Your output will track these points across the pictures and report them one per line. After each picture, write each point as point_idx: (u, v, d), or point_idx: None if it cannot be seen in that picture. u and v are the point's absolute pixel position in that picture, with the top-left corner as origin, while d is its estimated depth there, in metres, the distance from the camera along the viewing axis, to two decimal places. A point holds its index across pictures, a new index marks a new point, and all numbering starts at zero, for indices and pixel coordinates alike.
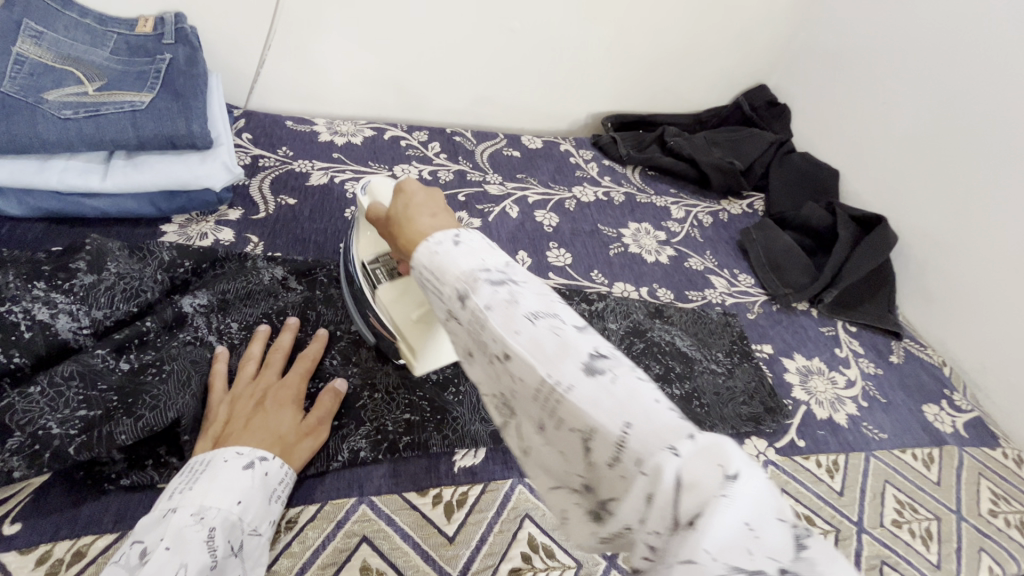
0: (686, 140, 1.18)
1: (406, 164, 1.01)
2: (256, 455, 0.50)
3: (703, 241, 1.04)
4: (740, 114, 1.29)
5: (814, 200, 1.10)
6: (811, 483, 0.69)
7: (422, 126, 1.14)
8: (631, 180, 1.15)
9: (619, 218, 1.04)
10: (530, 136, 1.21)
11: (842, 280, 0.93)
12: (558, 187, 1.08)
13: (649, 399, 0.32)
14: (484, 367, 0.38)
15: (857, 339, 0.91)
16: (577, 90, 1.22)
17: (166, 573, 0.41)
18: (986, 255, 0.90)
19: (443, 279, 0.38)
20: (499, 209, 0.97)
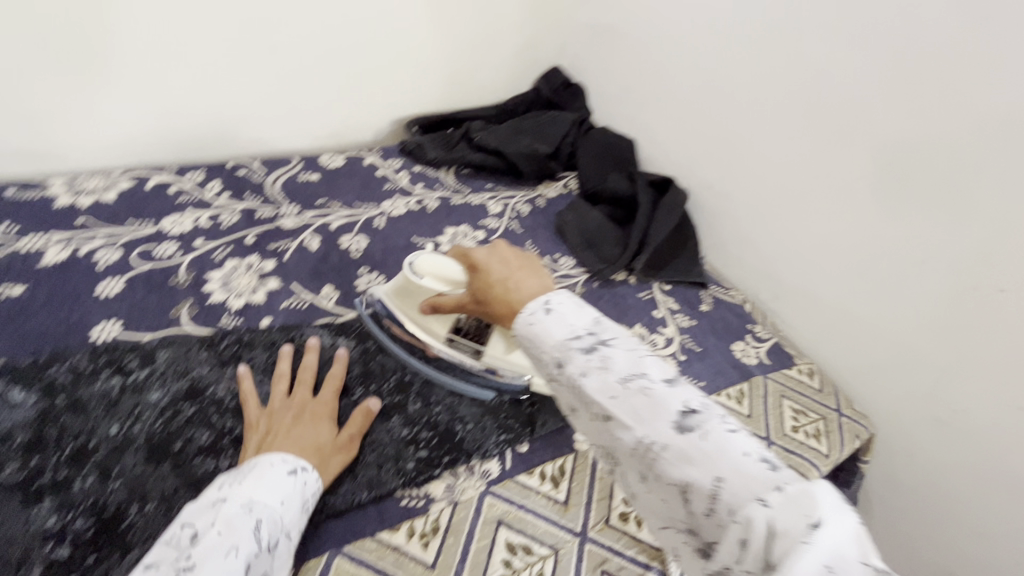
0: (491, 132, 1.17)
1: (178, 214, 0.88)
2: (298, 465, 0.54)
3: (523, 232, 1.05)
4: (541, 99, 1.31)
5: (618, 170, 1.15)
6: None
7: (197, 165, 1.01)
8: (445, 182, 1.13)
9: (434, 226, 1.01)
10: (330, 155, 1.13)
11: (649, 245, 0.98)
12: (365, 205, 1.02)
13: (739, 452, 0.42)
14: (586, 423, 0.50)
15: (671, 297, 0.98)
16: (370, 98, 1.16)
17: (219, 550, 0.43)
18: (759, 197, 1.00)
19: (540, 344, 0.51)
20: (297, 244, 0.89)
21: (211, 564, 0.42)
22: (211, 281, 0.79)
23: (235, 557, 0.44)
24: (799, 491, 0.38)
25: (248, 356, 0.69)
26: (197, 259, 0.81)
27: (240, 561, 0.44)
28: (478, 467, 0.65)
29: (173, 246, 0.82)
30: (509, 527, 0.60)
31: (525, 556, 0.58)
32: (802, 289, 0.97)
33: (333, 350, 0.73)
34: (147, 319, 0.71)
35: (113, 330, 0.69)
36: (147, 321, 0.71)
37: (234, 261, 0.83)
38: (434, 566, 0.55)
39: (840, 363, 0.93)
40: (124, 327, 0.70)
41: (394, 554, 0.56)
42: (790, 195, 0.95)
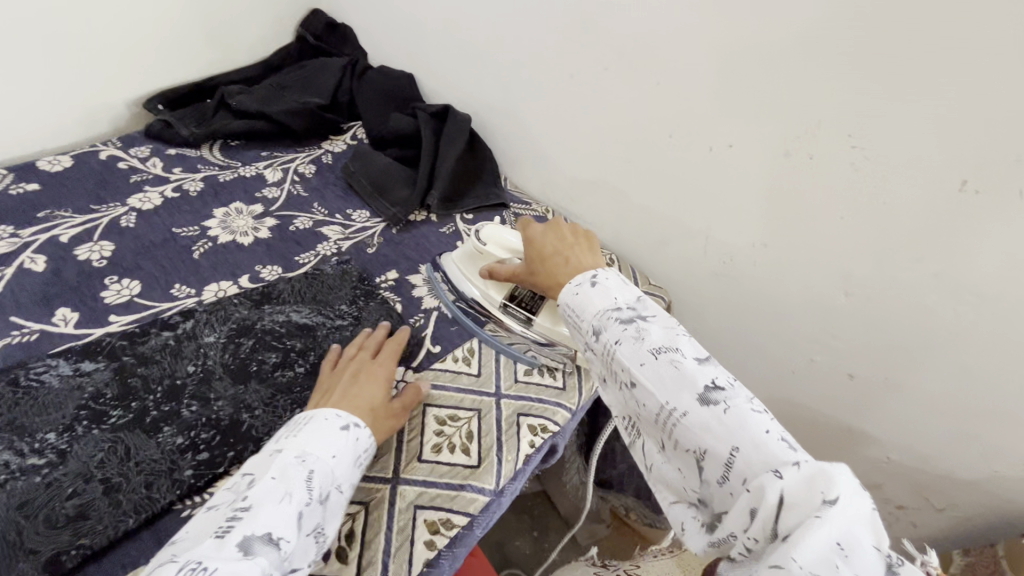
0: (250, 95, 1.05)
1: None
2: (351, 421, 0.58)
3: (309, 195, 0.97)
4: (307, 46, 1.19)
5: (399, 108, 1.09)
6: (450, 381, 0.72)
7: None
8: (210, 160, 1.00)
9: (199, 211, 0.90)
10: (51, 157, 0.95)
11: (438, 178, 0.95)
12: (106, 206, 0.87)
13: (761, 430, 0.44)
14: (614, 392, 0.54)
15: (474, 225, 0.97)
16: (81, 80, 0.97)
17: (276, 496, 0.48)
18: (532, 107, 0.98)
19: (583, 313, 0.56)
20: (14, 271, 0.75)
21: (265, 507, 0.47)
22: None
23: (288, 502, 0.48)
24: (813, 470, 0.39)
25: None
26: None
27: (292, 504, 0.48)
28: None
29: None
30: None
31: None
32: (590, 188, 0.98)
33: (76, 379, 0.63)
34: None
35: None
36: None
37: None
38: None
39: (633, 247, 0.98)
40: None
41: None
42: (557, 98, 0.93)
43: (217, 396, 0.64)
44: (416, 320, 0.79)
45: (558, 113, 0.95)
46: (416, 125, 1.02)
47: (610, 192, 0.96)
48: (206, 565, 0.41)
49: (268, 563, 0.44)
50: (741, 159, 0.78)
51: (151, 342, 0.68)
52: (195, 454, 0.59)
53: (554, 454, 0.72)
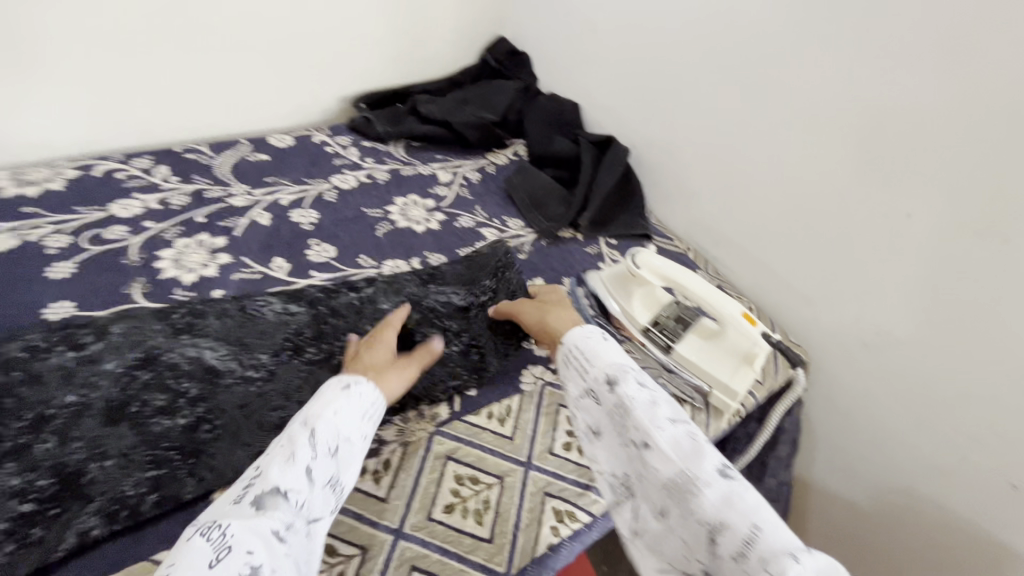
0: (437, 104, 1.19)
1: (127, 199, 0.91)
2: (356, 382, 0.59)
3: (473, 198, 1.08)
4: (486, 68, 1.32)
5: (561, 133, 1.17)
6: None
7: (143, 153, 1.02)
8: (396, 155, 1.15)
9: (384, 197, 1.04)
10: (278, 135, 1.14)
11: (592, 202, 1.02)
12: (315, 181, 1.04)
13: (773, 514, 0.48)
14: (614, 447, 0.58)
15: (617, 250, 1.02)
16: (314, 77, 1.17)
17: (280, 458, 0.51)
18: (691, 150, 1.02)
19: (593, 362, 0.61)
20: (247, 221, 0.91)
21: (273, 470, 0.50)
22: (162, 259, 0.82)
23: (295, 462, 0.50)
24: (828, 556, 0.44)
25: (201, 325, 0.72)
26: (149, 240, 0.85)
27: (297, 463, 0.50)
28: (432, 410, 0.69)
29: (122, 229, 0.85)
30: (458, 462, 0.65)
31: (472, 485, 0.63)
32: (738, 234, 0.99)
33: (285, 315, 0.76)
34: (100, 297, 0.74)
35: (68, 308, 0.72)
36: (100, 298, 0.74)
37: (184, 240, 0.86)
38: (385, 497, 0.60)
39: (773, 299, 0.97)
40: (78, 305, 0.73)
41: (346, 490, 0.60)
42: (719, 145, 0.97)
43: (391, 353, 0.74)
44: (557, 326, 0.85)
45: (718, 159, 0.98)
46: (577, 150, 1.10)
47: (757, 242, 0.96)
48: (220, 523, 0.46)
49: (281, 513, 0.47)
50: (924, 228, 0.75)
51: (343, 299, 0.80)
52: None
53: None
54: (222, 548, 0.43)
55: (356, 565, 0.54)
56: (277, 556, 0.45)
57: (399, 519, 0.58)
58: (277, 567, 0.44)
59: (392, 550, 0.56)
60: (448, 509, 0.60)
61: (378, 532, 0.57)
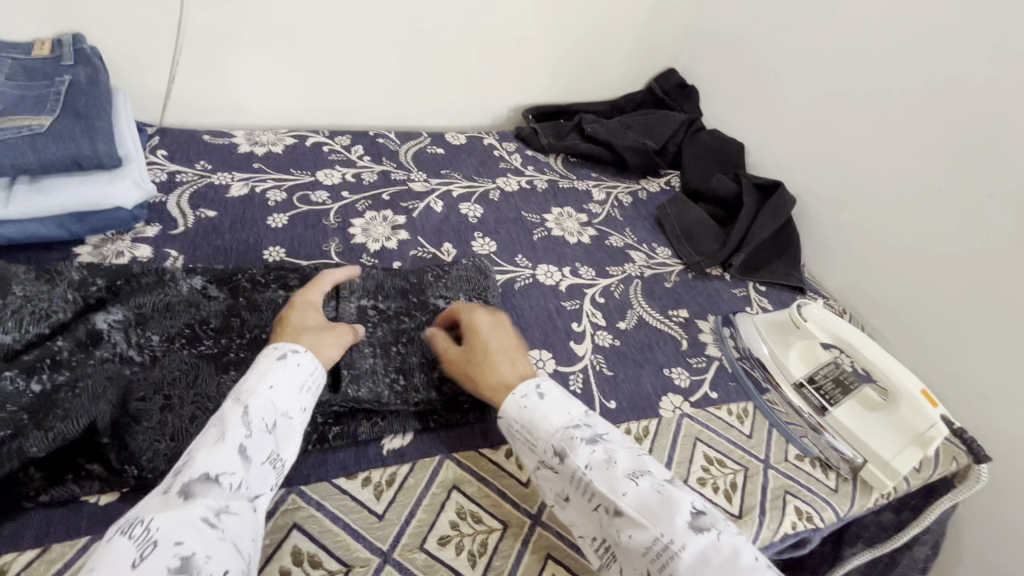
0: (602, 124, 1.21)
1: (330, 169, 1.04)
2: (288, 351, 0.58)
3: (623, 221, 1.09)
4: (653, 98, 1.34)
5: (722, 171, 1.17)
6: (723, 429, 0.76)
7: (344, 131, 1.17)
8: (554, 167, 1.20)
9: (542, 205, 1.09)
10: (454, 133, 1.25)
11: (749, 244, 0.98)
12: (482, 179, 1.12)
13: (753, 558, 0.49)
14: (585, 512, 0.56)
15: (766, 297, 0.99)
16: (497, 87, 1.25)
17: (208, 442, 0.48)
18: (866, 211, 0.99)
19: (536, 433, 0.59)
20: (424, 205, 1.01)
21: (200, 456, 0.47)
22: (354, 226, 0.93)
23: (225, 441, 0.48)
24: None
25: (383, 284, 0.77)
26: (344, 207, 0.96)
27: (228, 444, 0.48)
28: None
29: (324, 195, 0.98)
30: None
31: None
32: (909, 305, 0.95)
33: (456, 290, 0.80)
34: (305, 249, 0.87)
35: (280, 254, 0.85)
36: (305, 250, 0.87)
37: (372, 213, 0.97)
38: (527, 483, 0.63)
39: (940, 379, 0.91)
40: (287, 253, 0.86)
41: (494, 467, 0.64)
42: (903, 211, 0.93)
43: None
44: (698, 361, 0.85)
45: (901, 223, 0.94)
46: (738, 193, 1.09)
47: (931, 320, 0.92)
48: (142, 518, 0.41)
49: (211, 498, 0.45)
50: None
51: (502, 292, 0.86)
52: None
53: (802, 548, 0.70)
54: (146, 545, 0.40)
55: (496, 538, 0.58)
56: (207, 542, 0.42)
57: (538, 507, 0.61)
58: (212, 554, 0.41)
59: (529, 535, 0.59)
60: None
61: (518, 513, 0.60)
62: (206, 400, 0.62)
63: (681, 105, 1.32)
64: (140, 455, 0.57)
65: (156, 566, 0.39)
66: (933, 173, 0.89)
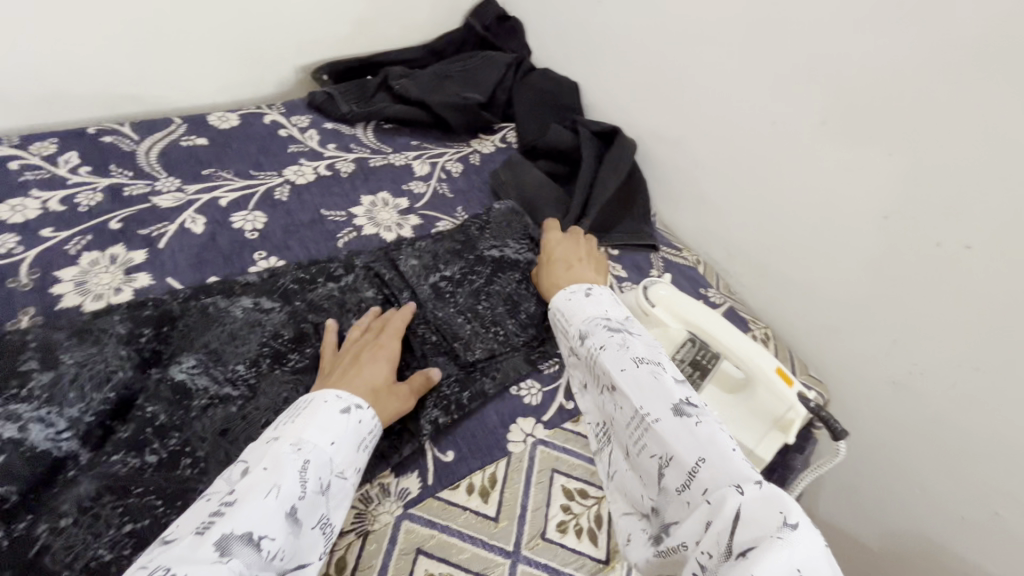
0: (413, 80, 0.98)
1: (22, 198, 0.70)
2: (351, 403, 0.52)
3: (453, 197, 0.89)
4: (472, 34, 1.10)
5: (559, 120, 0.99)
6: (582, 449, 0.62)
7: (50, 132, 0.81)
8: (364, 141, 0.94)
9: (348, 194, 0.84)
10: (221, 112, 0.92)
11: (595, 205, 0.85)
12: (263, 174, 0.83)
13: (728, 445, 0.45)
14: (601, 396, 0.57)
15: (618, 263, 0.85)
16: (268, 52, 0.97)
17: (261, 489, 0.42)
18: (707, 148, 0.87)
19: (572, 319, 0.61)
20: (177, 227, 0.72)
21: (254, 499, 0.41)
22: (61, 282, 0.63)
23: (275, 498, 0.42)
24: (773, 491, 0.41)
25: (232, 302, 0.64)
26: (46, 253, 0.65)
27: (281, 500, 0.42)
28: (501, 368, 0.66)
29: (12, 239, 0.65)
30: (563, 476, 0.59)
31: (582, 501, 0.57)
32: (766, 249, 0.84)
33: (339, 287, 0.70)
34: None
35: None
36: None
37: (92, 255, 0.66)
38: (497, 517, 0.55)
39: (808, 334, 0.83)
40: None
41: (458, 510, 0.54)
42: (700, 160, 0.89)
43: (449, 312, 0.70)
44: (550, 367, 0.69)
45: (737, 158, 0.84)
46: (576, 141, 0.92)
47: (765, 266, 0.86)
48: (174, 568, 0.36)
49: (245, 563, 0.39)
50: (984, 269, 0.62)
51: (372, 294, 0.70)
52: (443, 361, 0.66)
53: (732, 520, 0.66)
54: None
55: None
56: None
57: (514, 539, 0.53)
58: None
59: (512, 574, 0.51)
60: (561, 524, 0.55)
61: (495, 555, 0.52)
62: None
63: (506, 43, 1.11)
64: None
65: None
66: (699, 122, 0.87)
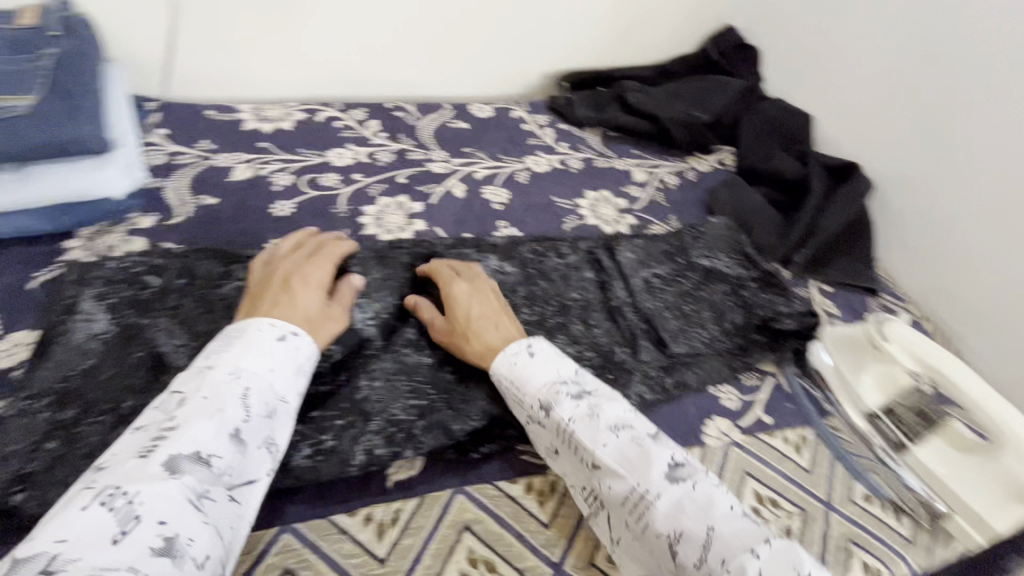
0: (647, 95, 1.06)
1: (341, 148, 0.90)
2: (287, 330, 0.52)
3: (668, 206, 0.94)
4: (705, 60, 1.15)
5: (784, 150, 1.00)
6: (778, 461, 0.63)
7: (359, 103, 1.02)
8: (591, 143, 1.03)
9: (575, 187, 0.93)
10: (479, 104, 1.09)
11: (816, 238, 0.85)
12: (508, 160, 0.96)
13: (728, 507, 0.46)
14: (578, 468, 0.52)
15: (831, 299, 0.83)
16: (526, 59, 1.12)
17: (204, 413, 0.43)
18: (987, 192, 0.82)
19: (524, 389, 0.55)
20: (443, 190, 0.87)
21: (195, 422, 0.42)
22: (365, 215, 0.80)
23: (217, 421, 0.43)
24: (783, 547, 0.43)
25: (481, 256, 0.76)
26: (355, 192, 0.83)
27: (221, 424, 0.43)
28: (705, 366, 0.69)
29: (335, 177, 0.85)
30: (757, 480, 0.61)
31: (776, 509, 0.58)
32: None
33: (563, 262, 0.78)
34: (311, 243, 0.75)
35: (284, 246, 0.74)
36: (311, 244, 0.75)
37: (386, 199, 0.83)
38: None
39: None
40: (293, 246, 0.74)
41: None
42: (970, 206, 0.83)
43: (657, 305, 0.74)
44: (750, 378, 0.71)
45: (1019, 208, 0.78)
46: (803, 173, 0.92)
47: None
48: (126, 488, 0.38)
49: (197, 479, 0.41)
50: None
51: (591, 275, 0.77)
52: (650, 348, 0.70)
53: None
54: (128, 519, 0.37)
55: None
56: (195, 523, 0.39)
57: None
58: (197, 536, 0.38)
59: None
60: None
61: None
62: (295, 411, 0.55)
63: (739, 70, 1.15)
64: None
65: (133, 546, 0.36)
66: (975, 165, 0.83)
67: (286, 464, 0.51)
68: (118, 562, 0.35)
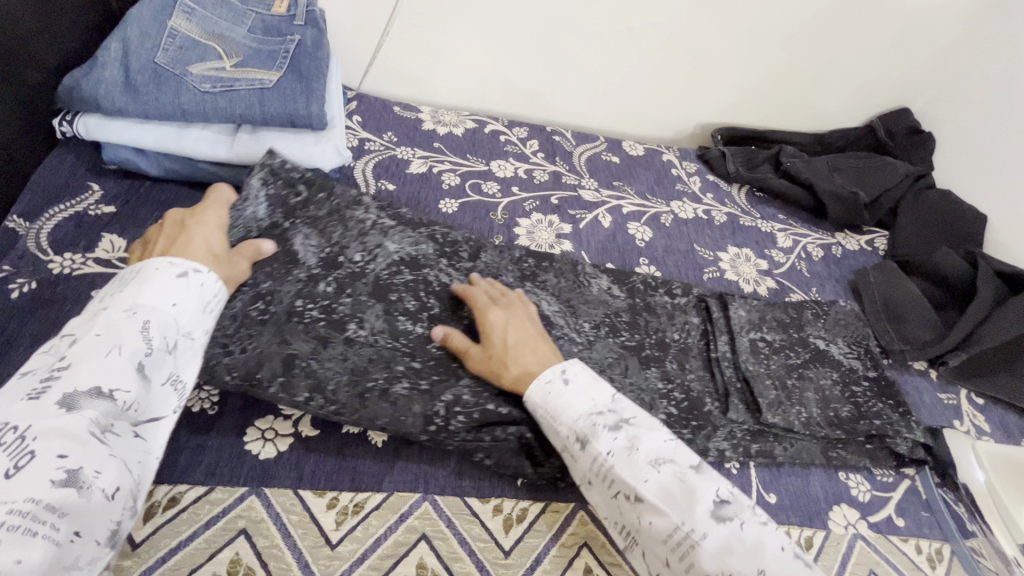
0: (804, 162, 1.04)
1: (503, 160, 0.97)
2: (189, 267, 0.52)
3: (810, 276, 0.92)
4: (871, 139, 1.12)
5: (949, 244, 0.94)
6: (907, 570, 0.59)
7: (521, 123, 1.09)
8: (736, 200, 1.03)
9: (717, 240, 0.94)
10: (631, 142, 1.12)
11: (978, 345, 0.78)
12: (656, 200, 0.98)
13: (777, 548, 0.47)
14: (609, 499, 0.52)
15: (983, 415, 0.77)
16: (684, 106, 1.14)
17: (99, 351, 0.44)
18: None
19: (559, 419, 0.54)
20: (592, 217, 0.91)
21: (88, 362, 0.43)
22: (520, 226, 0.85)
23: (119, 355, 0.44)
24: None
25: (595, 277, 0.77)
26: (512, 203, 0.89)
27: (123, 357, 0.44)
28: (794, 445, 0.66)
29: (495, 186, 0.91)
30: None
31: None
32: None
33: (672, 302, 0.77)
34: None
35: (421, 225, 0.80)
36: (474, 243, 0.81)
37: (539, 215, 0.88)
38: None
39: None
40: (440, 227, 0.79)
41: None
42: None
43: (761, 369, 0.71)
44: (885, 475, 0.67)
45: None
46: (971, 275, 0.86)
47: None
48: (18, 424, 0.38)
49: (100, 413, 0.42)
50: None
51: (695, 319, 0.76)
52: (743, 407, 0.67)
53: None
54: (21, 454, 0.37)
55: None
56: (98, 457, 0.40)
57: None
58: (101, 469, 0.40)
59: None
60: None
61: None
62: (395, 343, 0.60)
63: (907, 154, 1.10)
64: (326, 385, 0.55)
65: (33, 480, 0.37)
66: None
67: (383, 394, 0.56)
68: (15, 494, 0.36)
